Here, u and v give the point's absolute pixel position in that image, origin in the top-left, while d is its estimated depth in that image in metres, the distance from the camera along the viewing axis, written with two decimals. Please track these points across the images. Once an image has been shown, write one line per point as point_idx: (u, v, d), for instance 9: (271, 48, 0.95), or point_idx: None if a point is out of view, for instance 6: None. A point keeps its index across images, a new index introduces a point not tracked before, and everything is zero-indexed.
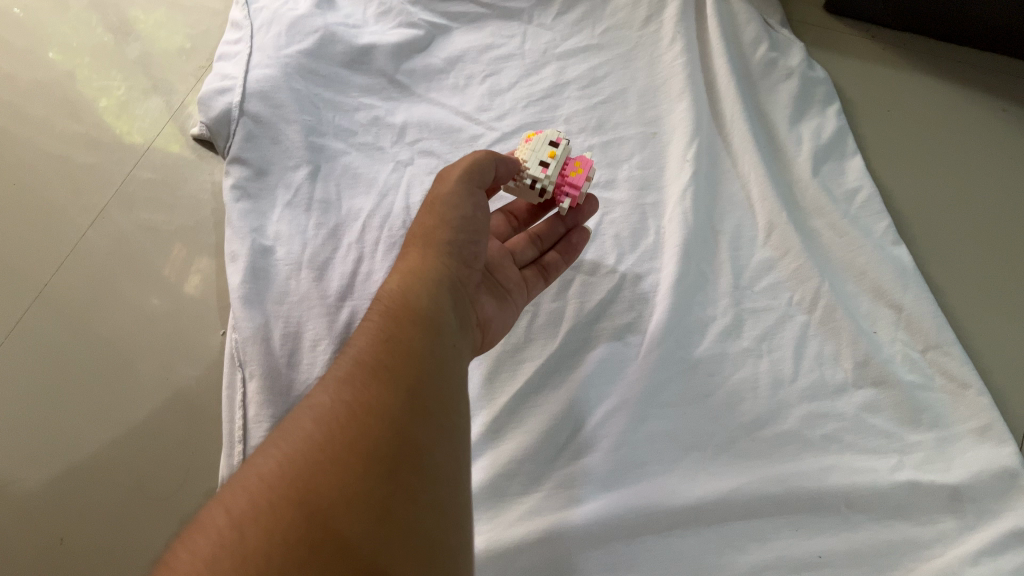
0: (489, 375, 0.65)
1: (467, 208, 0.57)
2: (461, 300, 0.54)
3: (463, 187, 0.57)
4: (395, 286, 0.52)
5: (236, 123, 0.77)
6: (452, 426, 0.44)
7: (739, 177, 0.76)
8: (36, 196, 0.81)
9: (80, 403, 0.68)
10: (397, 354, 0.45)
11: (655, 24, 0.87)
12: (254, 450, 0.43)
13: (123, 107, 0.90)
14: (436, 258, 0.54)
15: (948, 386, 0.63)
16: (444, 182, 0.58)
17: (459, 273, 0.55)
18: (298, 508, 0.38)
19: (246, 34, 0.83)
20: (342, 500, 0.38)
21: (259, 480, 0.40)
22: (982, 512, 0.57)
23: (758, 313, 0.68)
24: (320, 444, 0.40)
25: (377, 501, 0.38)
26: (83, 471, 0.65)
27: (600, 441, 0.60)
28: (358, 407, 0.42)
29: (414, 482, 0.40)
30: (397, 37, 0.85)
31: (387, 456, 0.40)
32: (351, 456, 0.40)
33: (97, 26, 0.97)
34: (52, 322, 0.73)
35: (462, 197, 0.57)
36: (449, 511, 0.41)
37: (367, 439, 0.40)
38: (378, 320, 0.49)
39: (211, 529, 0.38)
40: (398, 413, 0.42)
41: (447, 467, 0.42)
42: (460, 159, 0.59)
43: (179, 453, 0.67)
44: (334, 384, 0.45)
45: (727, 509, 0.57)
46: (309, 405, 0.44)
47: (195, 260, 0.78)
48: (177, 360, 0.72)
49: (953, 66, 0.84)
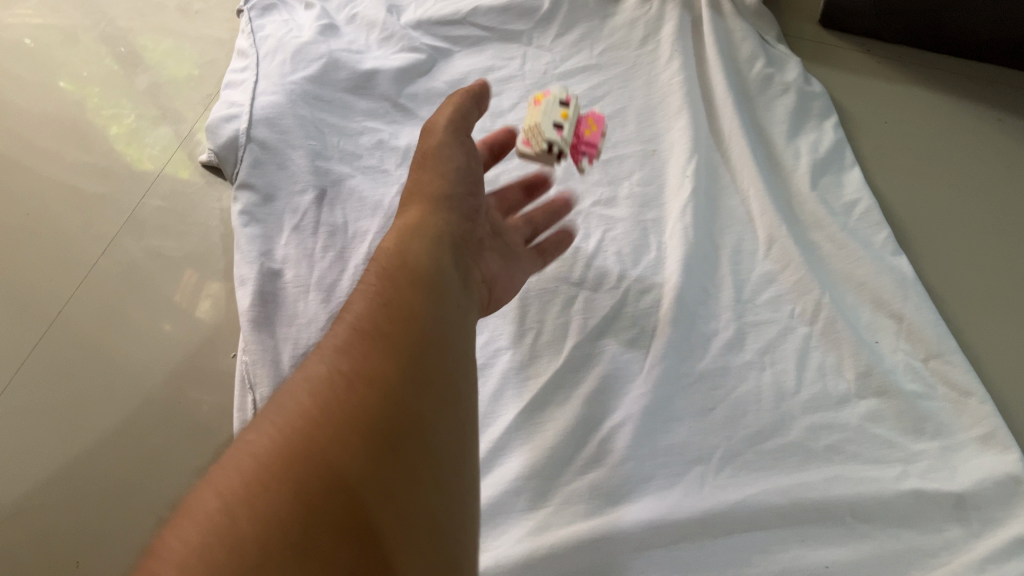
0: (495, 392, 0.66)
1: (461, 158, 0.59)
2: (461, 261, 0.55)
3: (452, 138, 0.60)
4: (393, 251, 0.52)
5: (243, 150, 0.78)
6: (454, 402, 0.45)
7: (739, 192, 0.77)
8: (50, 225, 0.83)
9: (93, 427, 0.70)
10: (397, 323, 0.46)
11: (653, 43, 0.89)
12: (246, 426, 0.43)
13: (133, 135, 0.92)
14: (435, 213, 0.56)
15: (950, 395, 0.63)
16: (432, 131, 0.60)
17: (458, 229, 0.57)
18: (293, 486, 0.37)
19: (253, 62, 0.85)
20: (342, 478, 0.38)
21: (252, 457, 0.39)
22: (986, 520, 0.57)
23: (760, 325, 0.68)
24: (317, 415, 0.41)
25: (378, 480, 0.39)
26: (97, 495, 0.66)
27: (606, 457, 0.61)
28: (358, 377, 0.43)
29: (415, 461, 0.41)
30: (400, 62, 0.87)
31: (388, 433, 0.41)
32: (349, 431, 0.40)
33: (107, 58, 1.00)
34: (65, 347, 0.75)
35: (453, 147, 0.59)
36: (451, 492, 0.42)
37: (368, 412, 0.41)
38: (376, 284, 0.50)
39: (202, 512, 0.37)
40: (399, 386, 0.43)
41: (449, 446, 0.43)
42: (444, 103, 0.62)
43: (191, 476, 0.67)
44: (331, 355, 0.45)
45: (733, 521, 0.58)
46: (306, 376, 0.44)
47: (207, 285, 0.79)
48: (189, 384, 0.73)
49: (948, 77, 0.85)
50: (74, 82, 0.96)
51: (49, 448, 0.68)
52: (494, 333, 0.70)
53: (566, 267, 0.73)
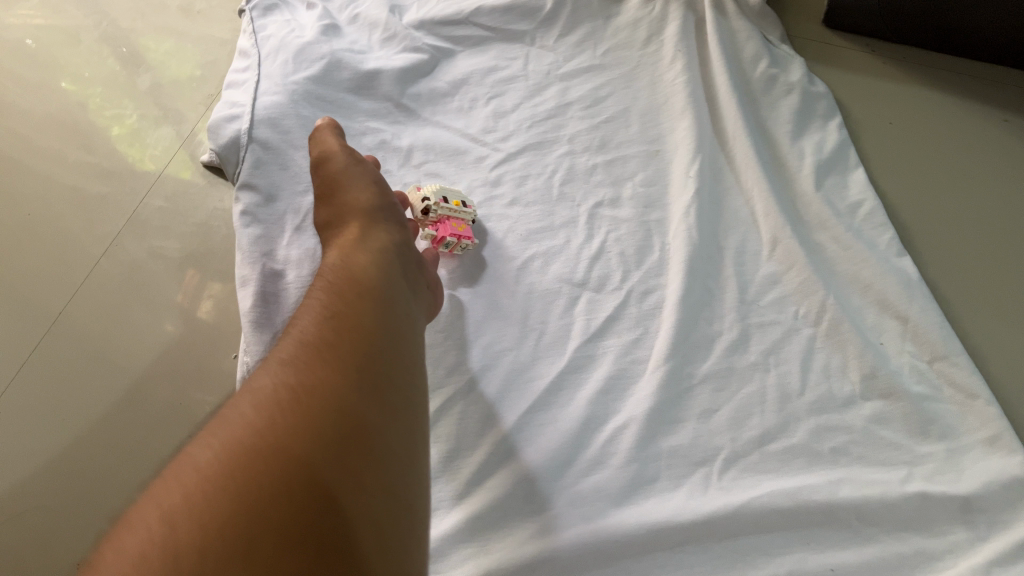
0: (499, 392, 0.65)
1: (365, 179, 0.66)
2: (406, 269, 0.59)
3: (349, 162, 0.67)
4: (338, 268, 0.55)
5: (245, 150, 0.77)
6: (403, 409, 0.46)
7: (743, 193, 0.76)
8: (51, 225, 0.83)
9: (94, 427, 0.70)
10: (343, 336, 0.48)
11: (656, 43, 0.88)
12: (190, 443, 0.43)
13: (134, 136, 0.91)
14: (369, 231, 0.60)
15: (956, 397, 0.63)
16: (331, 160, 0.67)
17: (392, 237, 0.61)
18: (236, 495, 0.38)
19: (255, 62, 0.85)
20: (279, 482, 0.39)
21: (193, 472, 0.40)
22: (992, 523, 0.57)
23: (764, 327, 0.68)
24: (261, 426, 0.42)
25: (322, 485, 0.39)
26: (99, 496, 0.66)
27: (610, 459, 0.61)
28: (302, 388, 0.44)
29: (361, 466, 0.41)
30: (402, 62, 0.87)
31: (333, 439, 0.41)
32: (293, 439, 0.41)
33: (108, 58, 1.00)
34: (66, 349, 0.74)
35: (354, 170, 0.66)
36: (400, 495, 0.43)
37: (310, 420, 0.42)
38: (325, 300, 0.52)
39: (141, 527, 0.38)
40: (345, 395, 0.44)
41: (398, 450, 0.44)
42: (327, 137, 0.70)
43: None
44: (278, 369, 0.46)
45: (737, 523, 0.57)
46: (252, 390, 0.45)
47: (208, 286, 0.79)
48: (192, 385, 0.72)
49: (953, 78, 0.85)
50: (75, 83, 0.96)
51: (51, 447, 0.68)
52: (497, 334, 0.69)
53: (569, 268, 0.73)
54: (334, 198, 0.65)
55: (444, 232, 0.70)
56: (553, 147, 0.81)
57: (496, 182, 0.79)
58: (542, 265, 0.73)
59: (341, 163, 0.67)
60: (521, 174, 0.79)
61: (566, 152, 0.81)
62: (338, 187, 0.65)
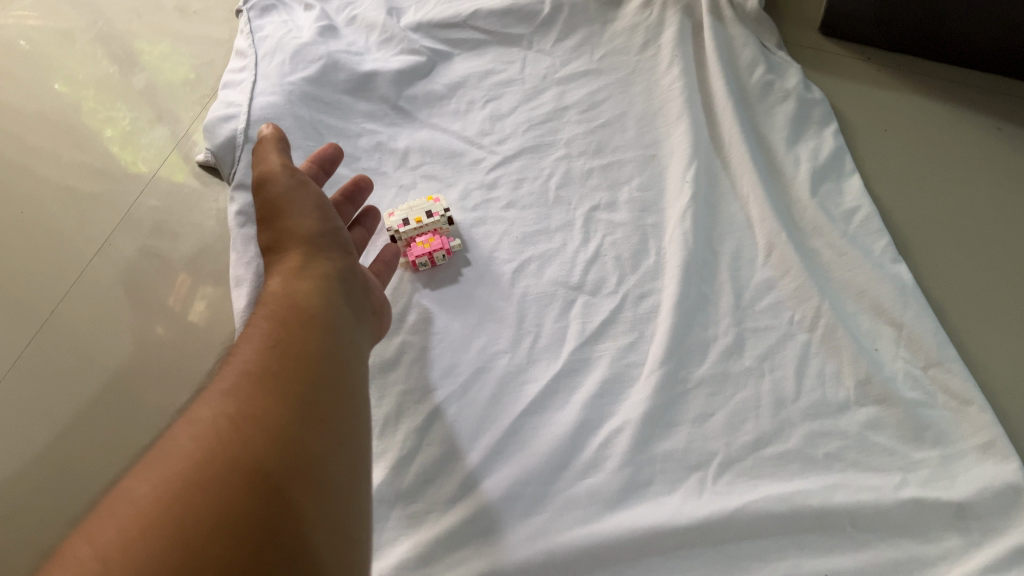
0: (494, 395, 0.66)
1: (309, 198, 0.63)
2: (352, 296, 0.59)
3: (292, 181, 0.63)
4: (280, 297, 0.55)
5: (241, 149, 0.78)
6: (344, 437, 0.48)
7: (739, 198, 0.76)
8: (45, 231, 0.82)
9: (83, 426, 0.69)
10: (284, 365, 0.49)
11: (653, 48, 0.88)
12: (126, 475, 0.44)
13: (129, 136, 0.91)
14: (313, 256, 0.59)
15: (950, 403, 0.63)
16: (273, 175, 0.64)
17: (337, 263, 0.60)
18: (173, 530, 0.39)
19: (251, 62, 0.85)
20: (220, 519, 0.40)
21: (132, 507, 0.41)
22: (986, 529, 0.57)
23: (760, 332, 0.68)
24: (200, 459, 0.42)
25: (264, 521, 0.41)
26: (83, 495, 0.66)
27: (604, 463, 0.62)
28: (242, 419, 0.45)
29: (302, 499, 0.43)
30: (399, 64, 0.87)
31: (275, 472, 0.43)
32: (233, 472, 0.42)
33: (103, 59, 0.99)
34: (57, 358, 0.74)
35: (299, 190, 0.63)
36: (342, 526, 0.44)
37: (251, 454, 0.43)
38: (266, 328, 0.52)
39: (73, 564, 0.38)
40: (287, 427, 0.45)
41: (339, 481, 0.46)
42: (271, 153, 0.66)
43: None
44: (218, 398, 0.47)
45: (731, 528, 0.58)
46: (191, 419, 0.46)
47: (200, 288, 0.78)
48: (181, 389, 0.71)
49: (949, 85, 0.84)
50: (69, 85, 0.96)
51: (39, 448, 0.68)
52: (491, 336, 0.70)
53: (565, 271, 0.73)
54: (276, 223, 0.61)
55: (412, 254, 0.73)
56: (550, 151, 0.81)
57: (493, 184, 0.79)
58: (537, 268, 0.73)
59: (283, 184, 0.63)
60: (518, 177, 0.79)
61: (562, 155, 0.81)
62: (279, 210, 0.62)
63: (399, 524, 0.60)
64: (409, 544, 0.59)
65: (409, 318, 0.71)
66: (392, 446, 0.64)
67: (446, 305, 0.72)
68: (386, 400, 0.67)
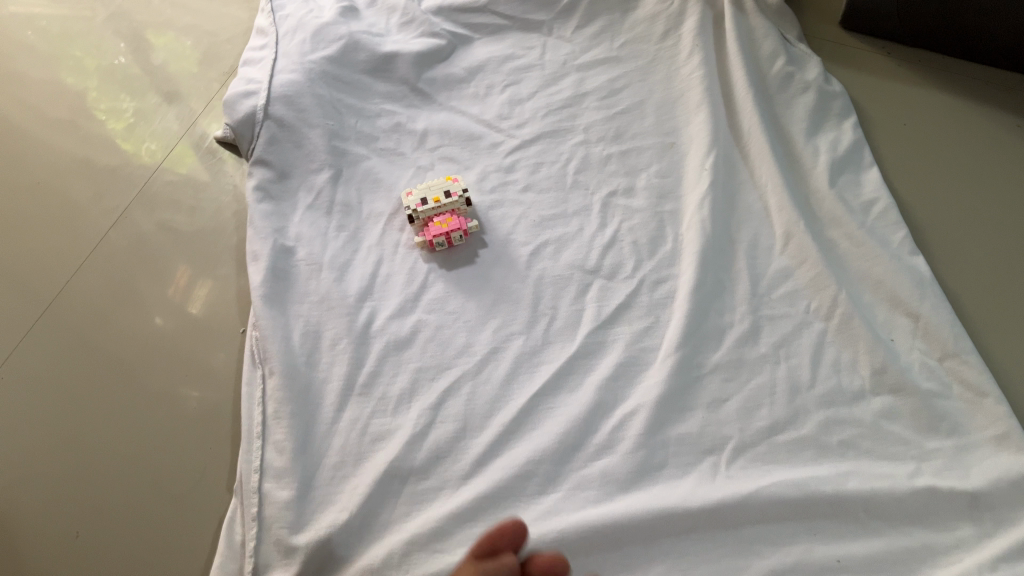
0: (509, 375, 0.66)
1: None
2: None
3: None
4: None
5: (260, 126, 0.80)
6: None
7: (757, 187, 0.76)
8: (50, 214, 0.82)
9: (97, 399, 0.70)
10: None
11: (674, 38, 0.88)
12: None
13: (148, 113, 0.91)
14: None
15: (966, 395, 0.63)
16: None
17: None
18: None
19: (272, 41, 0.86)
20: None
21: None
22: (1000, 520, 0.57)
23: (776, 320, 0.68)
24: None
25: None
26: (97, 469, 0.66)
27: (618, 445, 0.62)
28: None
29: None
30: (419, 46, 0.88)
31: None
32: None
33: (118, 41, 0.99)
34: (56, 345, 0.73)
35: None
36: None
37: None
38: None
39: None
40: None
41: None
42: None
43: (191, 480, 0.66)
44: None
45: (744, 512, 0.58)
46: None
47: (200, 279, 0.77)
48: (193, 368, 0.71)
49: (969, 82, 0.84)
50: (88, 65, 0.96)
51: (53, 418, 0.69)
52: (506, 318, 0.70)
53: (582, 255, 0.73)
54: None
55: (430, 233, 0.73)
56: (568, 136, 0.81)
57: (510, 168, 0.80)
58: (554, 251, 0.73)
59: None
60: (535, 161, 0.80)
61: (580, 141, 0.81)
62: None
63: (411, 500, 0.60)
64: (422, 519, 0.59)
65: (423, 298, 0.71)
66: (405, 422, 0.64)
67: (462, 286, 0.72)
68: (401, 377, 0.67)
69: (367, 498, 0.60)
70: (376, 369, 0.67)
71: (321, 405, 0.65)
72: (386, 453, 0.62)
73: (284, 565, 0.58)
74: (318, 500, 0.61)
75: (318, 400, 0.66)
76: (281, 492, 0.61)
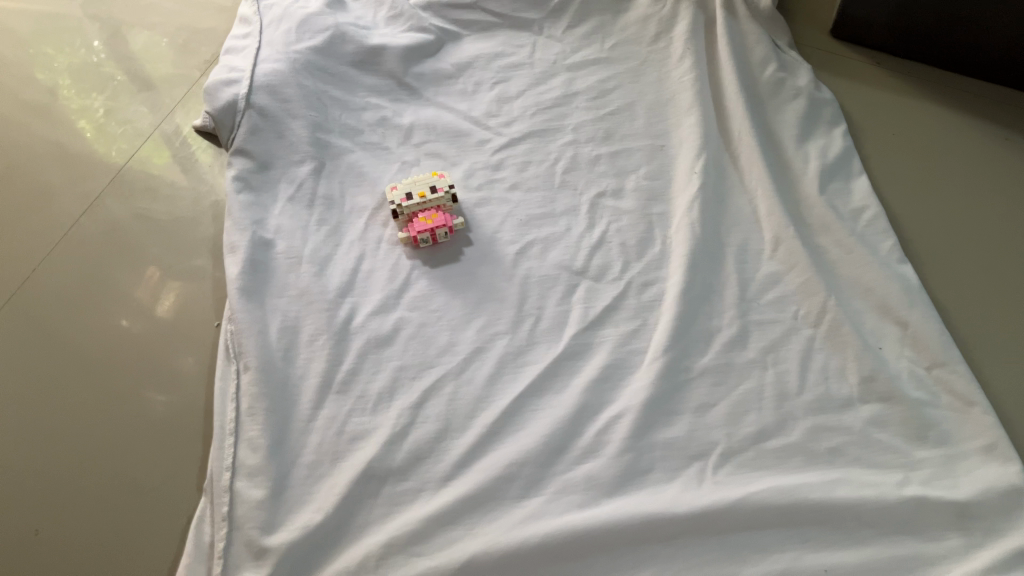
0: (492, 375, 0.65)
1: None
2: None
3: None
4: None
5: (242, 115, 0.79)
6: None
7: (746, 193, 0.76)
8: (12, 210, 0.79)
9: (63, 388, 0.67)
10: None
11: (665, 41, 0.88)
12: None
13: (125, 104, 0.89)
14: None
15: (954, 404, 0.62)
16: None
17: None
18: None
19: (256, 29, 0.85)
20: None
21: None
22: (988, 531, 0.56)
23: (765, 325, 0.67)
24: None
25: None
26: (59, 461, 0.64)
27: (603, 448, 0.60)
28: None
29: None
30: (408, 40, 0.88)
31: None
32: None
33: (89, 35, 0.97)
34: (12, 348, 0.70)
35: None
36: None
37: None
38: None
39: None
40: None
41: None
42: None
43: (153, 486, 0.63)
44: None
45: (731, 519, 0.56)
46: None
47: (170, 279, 0.74)
48: (165, 360, 0.69)
49: (958, 94, 0.85)
50: (64, 57, 0.94)
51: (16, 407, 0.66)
52: (491, 317, 0.68)
53: (569, 255, 0.72)
54: None
55: (415, 229, 0.71)
56: (558, 135, 0.81)
57: (498, 165, 0.79)
58: (540, 251, 0.72)
59: None
60: (524, 159, 0.79)
61: (569, 140, 0.81)
62: None
63: (389, 502, 0.58)
64: (399, 521, 0.57)
65: (406, 295, 0.70)
66: (385, 422, 0.62)
67: (446, 283, 0.71)
68: (381, 375, 0.64)
69: (343, 499, 0.58)
70: (356, 367, 0.65)
71: (298, 402, 0.63)
72: (364, 452, 0.60)
73: (255, 566, 0.55)
74: (291, 500, 0.58)
75: (295, 396, 0.63)
76: (253, 492, 0.58)
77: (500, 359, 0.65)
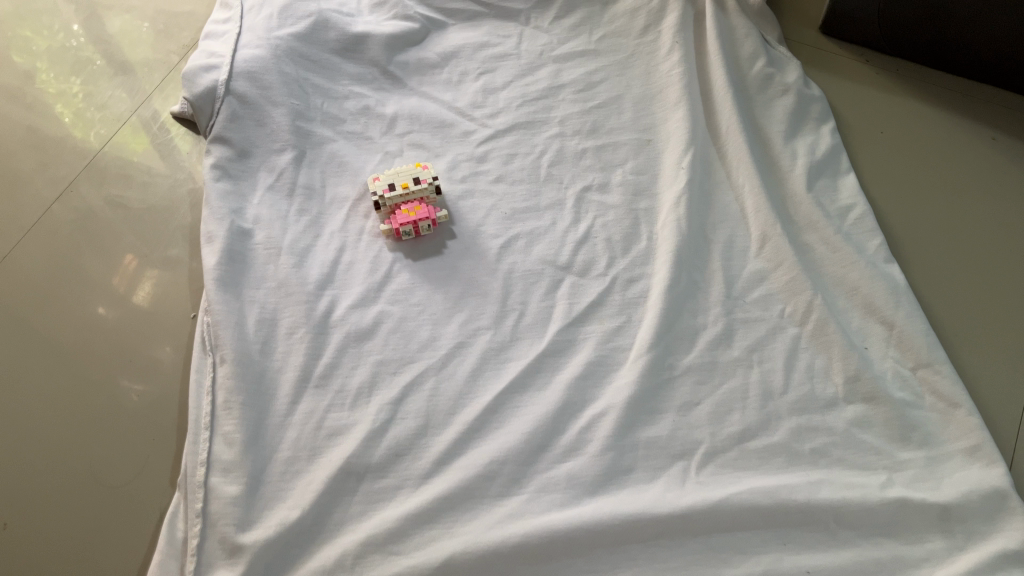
0: (474, 371, 0.63)
1: None
2: None
3: None
4: None
5: (221, 102, 0.77)
6: None
7: (733, 189, 0.75)
8: None
9: (32, 379, 0.66)
10: None
11: (653, 34, 0.87)
12: None
13: (102, 88, 0.87)
14: None
15: (938, 405, 0.62)
16: None
17: None
18: None
19: (236, 14, 0.84)
20: None
21: None
22: (971, 534, 0.55)
23: (750, 323, 0.66)
24: None
25: None
26: (27, 454, 0.62)
27: (585, 446, 0.59)
28: None
29: None
30: (392, 28, 0.86)
31: None
32: None
33: (65, 17, 0.94)
34: None
35: None
36: None
37: None
38: None
39: None
40: None
41: None
42: None
43: (128, 478, 0.61)
44: None
45: (713, 520, 0.55)
46: None
47: (147, 267, 0.72)
48: (137, 352, 0.67)
49: (946, 94, 0.84)
50: (41, 39, 0.92)
51: None
52: (474, 311, 0.67)
53: (554, 250, 0.71)
54: None
55: (398, 221, 0.70)
56: (544, 128, 0.80)
57: (482, 158, 0.78)
58: (525, 245, 0.71)
59: None
60: (509, 152, 0.78)
61: (556, 133, 0.80)
62: None
63: (367, 499, 0.57)
64: (378, 519, 0.56)
65: (387, 288, 0.68)
66: (364, 418, 0.61)
67: (428, 277, 0.69)
68: (360, 369, 0.63)
69: (321, 496, 0.57)
70: (335, 361, 0.63)
71: (275, 396, 0.62)
72: (342, 448, 0.59)
73: (229, 564, 0.54)
74: (267, 496, 0.57)
75: (272, 390, 0.62)
76: (228, 487, 0.57)
77: (483, 354, 0.64)
